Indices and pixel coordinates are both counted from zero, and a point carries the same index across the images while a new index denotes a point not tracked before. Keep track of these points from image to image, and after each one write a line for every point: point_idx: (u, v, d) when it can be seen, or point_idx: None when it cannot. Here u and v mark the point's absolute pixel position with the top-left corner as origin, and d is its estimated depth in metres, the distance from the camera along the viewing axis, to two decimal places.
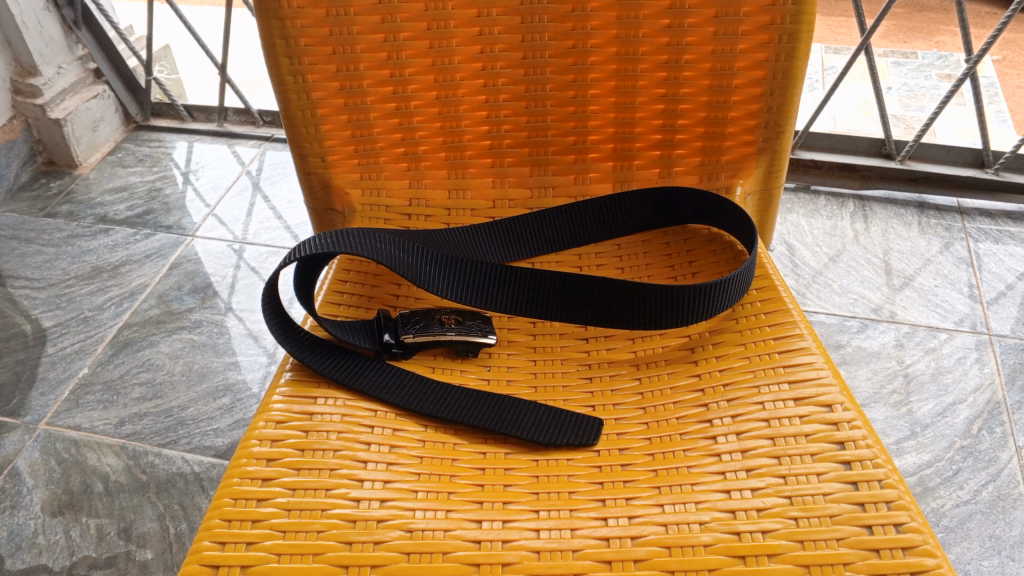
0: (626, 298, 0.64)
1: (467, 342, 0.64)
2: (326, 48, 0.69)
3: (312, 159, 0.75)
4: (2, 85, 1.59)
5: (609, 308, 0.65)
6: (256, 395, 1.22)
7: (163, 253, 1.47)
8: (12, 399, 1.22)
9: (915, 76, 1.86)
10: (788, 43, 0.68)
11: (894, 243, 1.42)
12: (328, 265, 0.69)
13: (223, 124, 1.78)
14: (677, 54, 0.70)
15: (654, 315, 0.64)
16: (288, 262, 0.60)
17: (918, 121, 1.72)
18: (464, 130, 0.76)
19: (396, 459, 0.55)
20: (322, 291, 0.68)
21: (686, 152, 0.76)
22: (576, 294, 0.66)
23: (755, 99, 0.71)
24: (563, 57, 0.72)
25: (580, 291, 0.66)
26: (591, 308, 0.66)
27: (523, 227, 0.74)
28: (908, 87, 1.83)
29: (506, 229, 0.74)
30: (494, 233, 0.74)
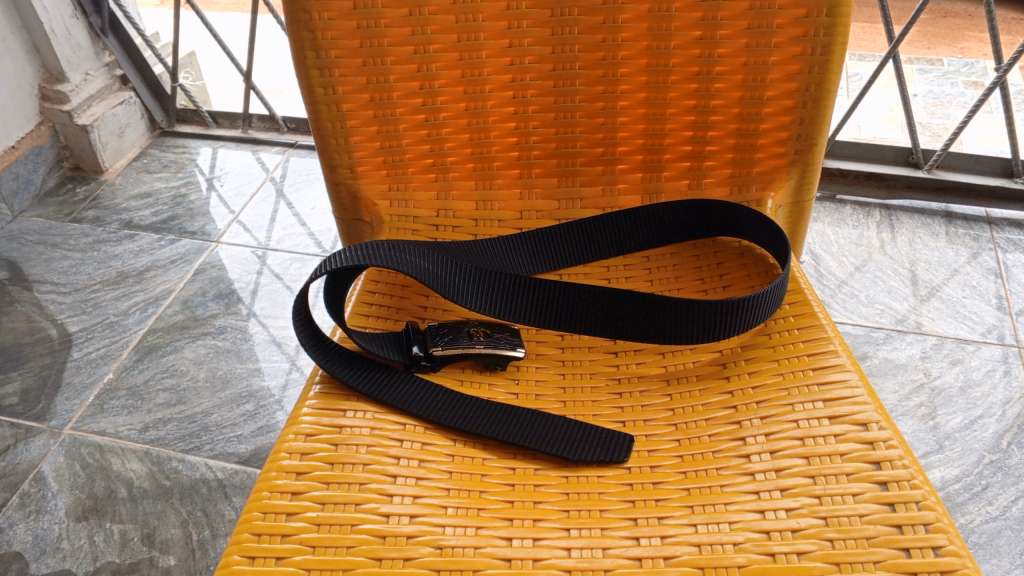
0: (657, 312, 0.64)
1: (496, 356, 0.63)
2: (356, 60, 0.69)
3: (340, 170, 0.76)
4: (30, 91, 1.60)
5: (640, 322, 0.65)
6: (280, 402, 1.22)
7: (187, 258, 1.48)
8: (38, 404, 1.24)
9: (942, 84, 1.84)
10: (821, 55, 0.67)
11: (922, 254, 1.40)
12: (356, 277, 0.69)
13: (247, 130, 1.80)
14: (709, 66, 0.70)
15: (685, 330, 0.63)
16: (318, 275, 0.60)
17: (945, 129, 1.71)
18: (492, 141, 0.75)
19: (425, 474, 0.55)
20: (350, 303, 0.68)
21: (716, 164, 0.75)
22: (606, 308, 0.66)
23: (787, 111, 0.70)
24: (593, 69, 0.71)
25: (610, 305, 0.66)
26: (620, 322, 0.66)
27: (552, 239, 0.74)
28: (933, 94, 1.81)
29: (534, 241, 0.74)
30: (522, 246, 0.74)
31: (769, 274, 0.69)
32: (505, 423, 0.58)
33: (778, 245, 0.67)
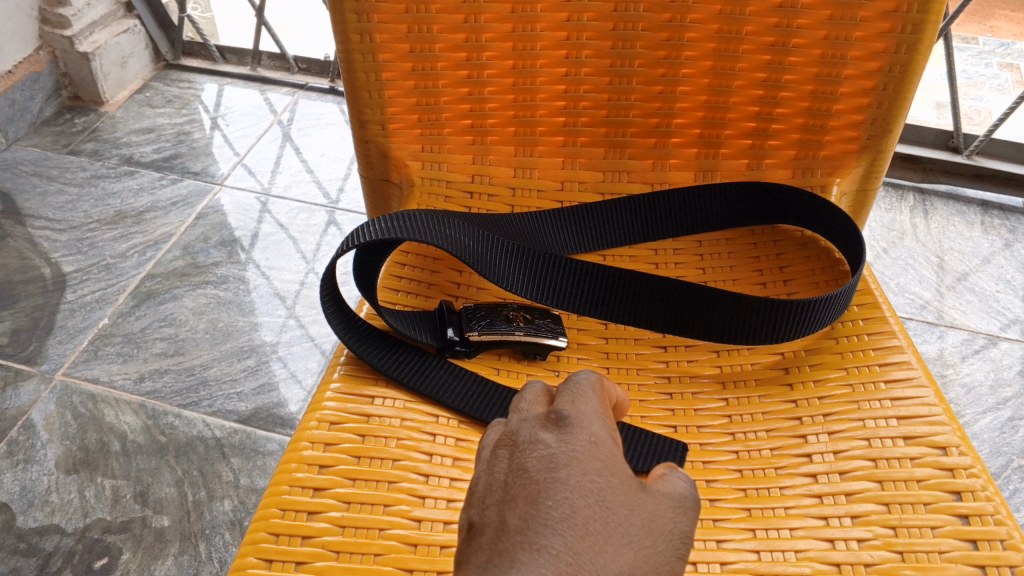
0: (715, 309, 0.59)
1: (537, 344, 0.58)
2: (398, 6, 0.63)
3: (371, 126, 0.69)
4: (30, 14, 1.52)
5: (695, 317, 0.60)
6: (282, 360, 1.17)
7: (189, 201, 1.42)
8: (28, 346, 1.18)
9: None
10: (911, 33, 0.61)
11: (955, 243, 1.35)
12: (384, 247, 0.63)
13: (256, 68, 1.72)
14: (785, 37, 0.63)
15: (747, 329, 0.58)
16: (347, 249, 0.54)
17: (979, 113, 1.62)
18: (537, 105, 0.69)
19: (461, 475, 0.50)
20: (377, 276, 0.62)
21: (780, 144, 0.69)
22: (658, 299, 0.60)
23: (865, 93, 0.64)
24: (656, 32, 0.65)
25: (663, 297, 0.60)
26: (673, 315, 0.60)
27: (597, 216, 0.68)
28: None
29: (578, 217, 0.68)
30: (565, 222, 0.68)
31: (835, 271, 0.64)
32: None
33: (849, 240, 0.62)
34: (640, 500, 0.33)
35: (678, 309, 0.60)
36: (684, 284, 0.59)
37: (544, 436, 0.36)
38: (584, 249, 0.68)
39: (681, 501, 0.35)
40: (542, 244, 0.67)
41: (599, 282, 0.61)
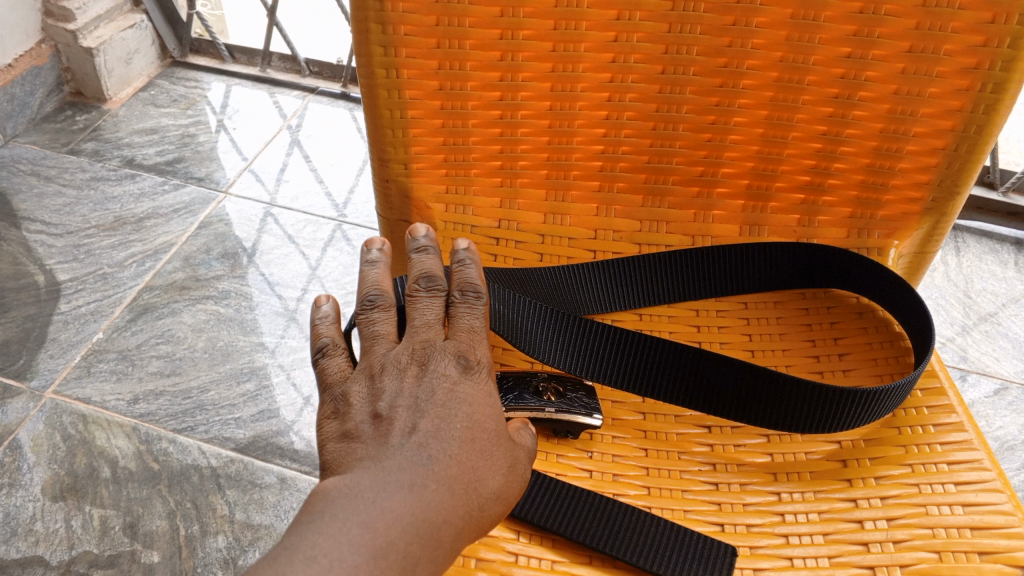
0: (766, 392, 0.53)
1: (570, 422, 0.53)
2: (430, 40, 0.57)
3: (393, 165, 0.64)
4: (33, 6, 1.46)
5: (745, 398, 0.54)
6: (283, 384, 1.12)
7: (192, 209, 1.36)
8: (18, 360, 1.13)
9: None
10: (991, 93, 0.55)
11: (987, 284, 1.30)
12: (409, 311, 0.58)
13: (266, 69, 1.66)
14: (851, 89, 0.58)
15: (804, 418, 0.53)
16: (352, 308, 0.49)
17: None
18: (573, 148, 0.64)
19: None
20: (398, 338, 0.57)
21: (835, 201, 0.64)
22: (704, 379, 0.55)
23: (934, 152, 0.59)
24: (710, 77, 0.59)
25: (709, 376, 0.55)
26: (720, 397, 0.55)
27: (637, 273, 0.63)
28: None
29: (615, 275, 0.63)
30: (601, 280, 0.63)
31: (895, 347, 0.59)
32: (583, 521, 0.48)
33: (915, 317, 0.57)
34: (503, 466, 0.44)
35: (724, 390, 0.55)
36: (733, 361, 0.54)
37: (450, 372, 0.47)
38: (622, 307, 0.63)
39: (527, 457, 0.47)
40: (576, 303, 0.62)
41: (639, 356, 0.56)
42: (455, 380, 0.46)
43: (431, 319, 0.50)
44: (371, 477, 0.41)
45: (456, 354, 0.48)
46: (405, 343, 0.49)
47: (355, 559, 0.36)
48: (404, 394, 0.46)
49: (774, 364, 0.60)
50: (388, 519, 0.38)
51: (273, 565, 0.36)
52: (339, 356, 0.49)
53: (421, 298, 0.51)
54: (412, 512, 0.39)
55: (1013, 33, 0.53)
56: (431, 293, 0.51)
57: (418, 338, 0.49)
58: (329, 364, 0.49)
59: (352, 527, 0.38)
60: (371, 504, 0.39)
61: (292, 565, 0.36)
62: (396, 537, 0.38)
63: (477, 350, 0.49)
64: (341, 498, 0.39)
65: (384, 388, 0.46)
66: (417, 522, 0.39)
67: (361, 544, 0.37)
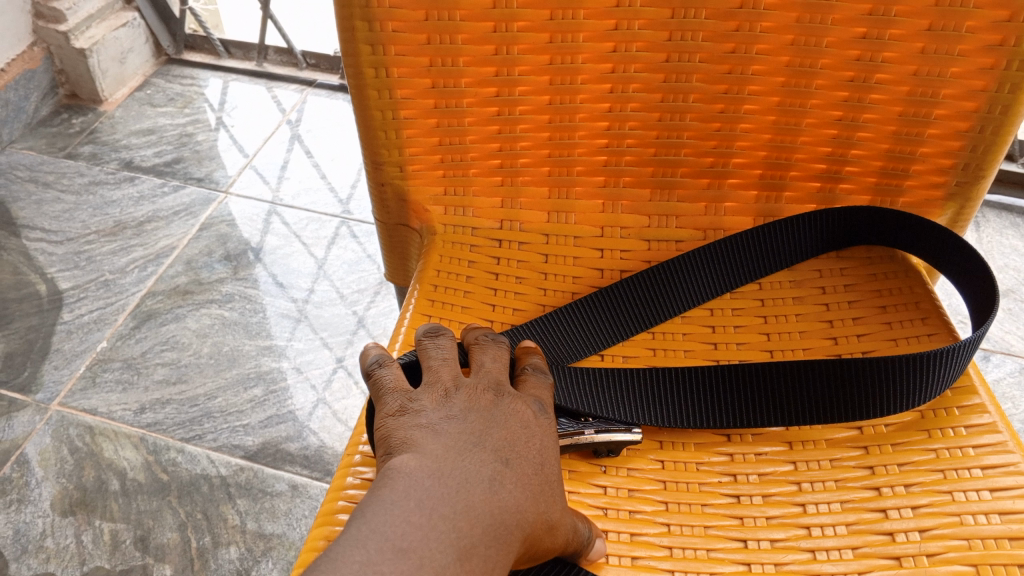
0: (828, 377, 0.52)
1: (609, 442, 0.50)
2: (420, 37, 0.54)
3: (388, 168, 0.62)
4: (23, 8, 1.43)
5: (791, 397, 0.53)
6: (292, 388, 1.10)
7: (193, 210, 1.34)
8: (22, 372, 1.11)
9: None
10: (1018, 70, 0.52)
11: (1009, 259, 1.26)
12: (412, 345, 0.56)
13: (263, 63, 1.63)
14: (868, 71, 0.54)
15: (874, 394, 0.51)
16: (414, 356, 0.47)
17: None
18: (576, 143, 0.61)
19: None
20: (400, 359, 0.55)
21: (853, 188, 0.61)
22: (739, 391, 0.53)
23: (957, 135, 0.56)
24: (717, 64, 0.56)
25: (744, 390, 0.53)
26: (754, 406, 0.53)
27: (650, 284, 0.60)
28: None
29: (620, 297, 0.60)
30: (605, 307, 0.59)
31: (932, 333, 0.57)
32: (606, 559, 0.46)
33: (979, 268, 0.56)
34: (562, 502, 0.42)
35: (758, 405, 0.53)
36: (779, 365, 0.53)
37: (522, 407, 0.45)
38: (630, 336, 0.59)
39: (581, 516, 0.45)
40: (580, 335, 0.58)
41: (655, 384, 0.54)
42: (530, 414, 0.44)
43: (500, 363, 0.48)
44: (451, 470, 0.39)
45: (529, 398, 0.46)
46: (475, 372, 0.47)
47: (442, 558, 0.34)
48: (477, 404, 0.44)
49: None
50: (470, 517, 0.37)
51: (360, 552, 0.33)
52: (396, 367, 0.47)
53: (488, 347, 0.49)
54: (490, 513, 0.38)
55: None
56: (499, 346, 0.49)
57: (487, 373, 0.47)
58: (390, 371, 0.46)
59: (437, 521, 0.36)
60: (452, 498, 0.37)
61: (380, 555, 0.33)
62: (476, 537, 0.36)
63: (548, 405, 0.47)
64: (420, 485, 0.37)
65: (455, 401, 0.44)
66: (495, 526, 0.37)
67: (446, 542, 0.35)
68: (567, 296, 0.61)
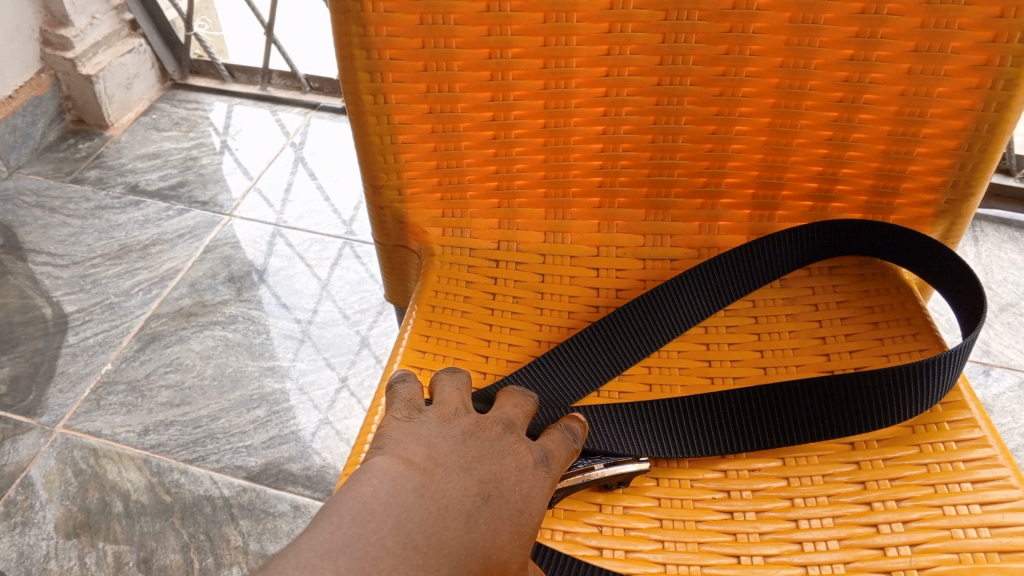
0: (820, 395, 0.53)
1: (617, 475, 0.50)
2: (416, 63, 0.56)
3: (386, 191, 0.63)
4: (31, 36, 1.46)
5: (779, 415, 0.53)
6: (294, 409, 1.11)
7: (197, 233, 1.35)
8: (28, 396, 1.12)
9: None
10: (1004, 90, 0.53)
11: (1008, 274, 1.26)
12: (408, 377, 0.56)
13: (266, 87, 1.65)
14: (857, 92, 0.55)
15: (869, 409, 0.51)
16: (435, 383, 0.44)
17: None
18: (571, 165, 0.62)
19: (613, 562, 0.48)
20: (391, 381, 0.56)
21: (845, 206, 0.62)
22: (731, 415, 0.53)
23: (946, 153, 0.57)
24: (708, 87, 0.57)
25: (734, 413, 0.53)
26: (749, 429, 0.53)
27: (642, 312, 0.60)
28: None
29: (605, 335, 0.59)
30: (590, 347, 0.58)
31: (923, 344, 0.58)
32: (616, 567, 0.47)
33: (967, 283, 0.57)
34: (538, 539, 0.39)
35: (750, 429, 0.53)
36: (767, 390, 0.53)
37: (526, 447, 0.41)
38: (623, 371, 0.59)
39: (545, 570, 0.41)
40: (573, 370, 0.58)
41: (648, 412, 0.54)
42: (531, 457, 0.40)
43: (518, 414, 0.44)
44: (350, 498, 0.32)
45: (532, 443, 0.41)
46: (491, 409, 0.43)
47: None
48: (458, 427, 0.38)
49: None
50: (443, 555, 0.32)
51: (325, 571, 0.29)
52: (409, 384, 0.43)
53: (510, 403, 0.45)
54: (464, 551, 0.33)
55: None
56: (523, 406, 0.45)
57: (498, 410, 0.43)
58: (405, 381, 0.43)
59: (411, 551, 0.31)
60: (345, 531, 0.30)
61: None
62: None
63: (557, 460, 0.42)
64: (401, 496, 0.33)
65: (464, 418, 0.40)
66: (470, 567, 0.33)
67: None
68: (564, 315, 0.62)
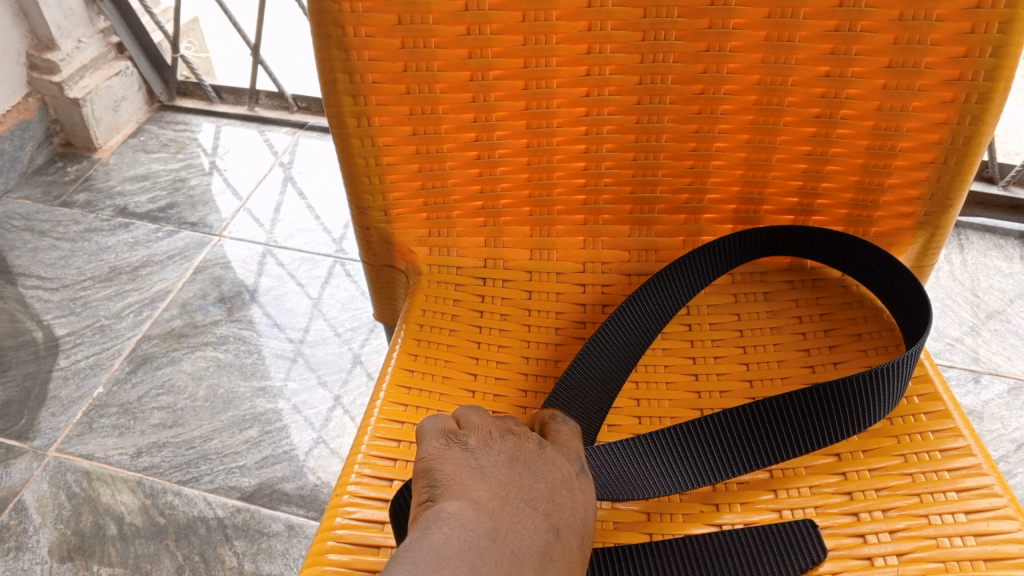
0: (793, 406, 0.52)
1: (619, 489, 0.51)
2: (399, 86, 0.56)
3: (373, 213, 0.63)
4: (17, 60, 1.46)
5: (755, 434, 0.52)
6: (287, 428, 1.11)
7: (187, 254, 1.35)
8: (20, 420, 1.12)
9: None
10: (977, 103, 0.54)
11: (994, 280, 1.27)
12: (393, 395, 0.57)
13: (254, 107, 1.66)
14: (833, 108, 0.56)
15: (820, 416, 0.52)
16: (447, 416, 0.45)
17: None
18: (555, 183, 0.63)
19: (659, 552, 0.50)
20: (378, 401, 0.57)
21: (825, 219, 0.63)
22: (707, 439, 0.53)
23: (922, 166, 0.58)
24: (687, 104, 0.58)
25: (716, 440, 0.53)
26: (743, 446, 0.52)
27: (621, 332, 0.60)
28: None
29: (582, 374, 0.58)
30: (576, 390, 0.57)
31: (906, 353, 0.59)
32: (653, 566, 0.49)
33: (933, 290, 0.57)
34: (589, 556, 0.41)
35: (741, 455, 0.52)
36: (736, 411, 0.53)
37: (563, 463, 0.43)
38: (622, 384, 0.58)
39: None
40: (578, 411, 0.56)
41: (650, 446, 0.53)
42: (567, 470, 0.42)
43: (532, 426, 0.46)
44: (424, 546, 0.33)
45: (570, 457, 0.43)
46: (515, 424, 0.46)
47: None
48: (500, 461, 0.40)
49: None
50: None
51: None
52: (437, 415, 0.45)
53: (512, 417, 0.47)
54: None
55: (994, 41, 0.51)
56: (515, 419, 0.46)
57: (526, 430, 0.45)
58: (437, 416, 0.45)
59: None
60: None
61: None
62: None
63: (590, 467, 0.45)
64: (472, 541, 0.34)
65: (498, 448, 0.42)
66: None
67: None
68: (552, 332, 0.63)
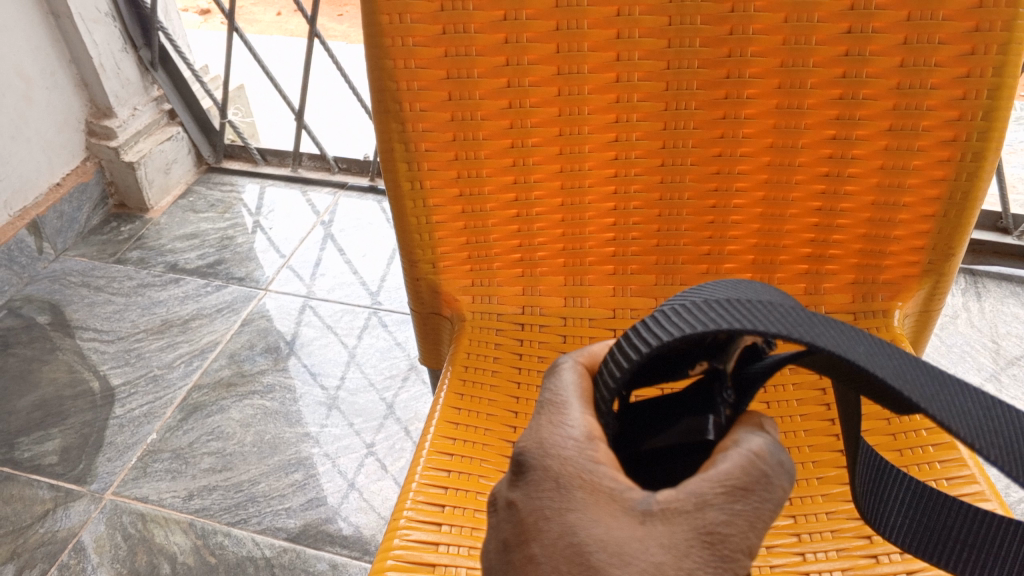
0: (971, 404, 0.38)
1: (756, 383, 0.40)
2: (448, 153, 0.63)
3: (422, 265, 0.70)
4: (78, 127, 1.56)
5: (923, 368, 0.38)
6: (330, 474, 1.16)
7: (235, 307, 1.43)
8: (78, 465, 1.19)
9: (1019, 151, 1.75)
10: (971, 161, 0.59)
11: (1012, 327, 1.31)
12: (440, 431, 0.62)
13: (297, 169, 1.75)
14: (840, 167, 0.62)
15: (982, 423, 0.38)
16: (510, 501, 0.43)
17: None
18: (587, 237, 0.69)
19: None
20: (429, 438, 0.62)
21: (837, 269, 0.68)
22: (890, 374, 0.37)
23: (924, 219, 0.63)
24: (706, 165, 0.64)
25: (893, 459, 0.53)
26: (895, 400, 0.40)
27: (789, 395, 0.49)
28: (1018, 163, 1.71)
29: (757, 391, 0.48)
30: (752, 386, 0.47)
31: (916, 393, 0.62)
32: (749, 417, 0.39)
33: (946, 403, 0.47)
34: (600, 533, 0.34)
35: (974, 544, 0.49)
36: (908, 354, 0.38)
37: (517, 489, 0.37)
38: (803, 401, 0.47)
39: (707, 480, 0.34)
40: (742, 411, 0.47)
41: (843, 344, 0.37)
42: (523, 490, 0.37)
43: None
44: None
45: (521, 455, 0.38)
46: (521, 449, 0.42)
47: None
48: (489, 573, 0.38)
49: (797, 445, 0.61)
50: None
51: None
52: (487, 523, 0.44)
53: None
54: None
55: (984, 106, 0.57)
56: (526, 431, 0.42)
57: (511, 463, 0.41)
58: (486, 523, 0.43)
59: None
60: None
61: None
62: None
63: (571, 409, 0.40)
64: None
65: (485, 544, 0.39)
66: None
67: None
68: None
